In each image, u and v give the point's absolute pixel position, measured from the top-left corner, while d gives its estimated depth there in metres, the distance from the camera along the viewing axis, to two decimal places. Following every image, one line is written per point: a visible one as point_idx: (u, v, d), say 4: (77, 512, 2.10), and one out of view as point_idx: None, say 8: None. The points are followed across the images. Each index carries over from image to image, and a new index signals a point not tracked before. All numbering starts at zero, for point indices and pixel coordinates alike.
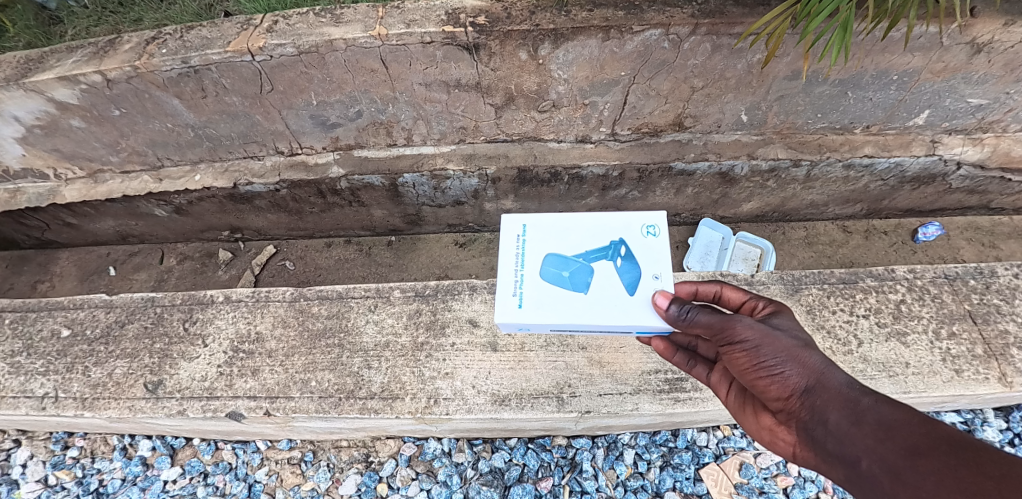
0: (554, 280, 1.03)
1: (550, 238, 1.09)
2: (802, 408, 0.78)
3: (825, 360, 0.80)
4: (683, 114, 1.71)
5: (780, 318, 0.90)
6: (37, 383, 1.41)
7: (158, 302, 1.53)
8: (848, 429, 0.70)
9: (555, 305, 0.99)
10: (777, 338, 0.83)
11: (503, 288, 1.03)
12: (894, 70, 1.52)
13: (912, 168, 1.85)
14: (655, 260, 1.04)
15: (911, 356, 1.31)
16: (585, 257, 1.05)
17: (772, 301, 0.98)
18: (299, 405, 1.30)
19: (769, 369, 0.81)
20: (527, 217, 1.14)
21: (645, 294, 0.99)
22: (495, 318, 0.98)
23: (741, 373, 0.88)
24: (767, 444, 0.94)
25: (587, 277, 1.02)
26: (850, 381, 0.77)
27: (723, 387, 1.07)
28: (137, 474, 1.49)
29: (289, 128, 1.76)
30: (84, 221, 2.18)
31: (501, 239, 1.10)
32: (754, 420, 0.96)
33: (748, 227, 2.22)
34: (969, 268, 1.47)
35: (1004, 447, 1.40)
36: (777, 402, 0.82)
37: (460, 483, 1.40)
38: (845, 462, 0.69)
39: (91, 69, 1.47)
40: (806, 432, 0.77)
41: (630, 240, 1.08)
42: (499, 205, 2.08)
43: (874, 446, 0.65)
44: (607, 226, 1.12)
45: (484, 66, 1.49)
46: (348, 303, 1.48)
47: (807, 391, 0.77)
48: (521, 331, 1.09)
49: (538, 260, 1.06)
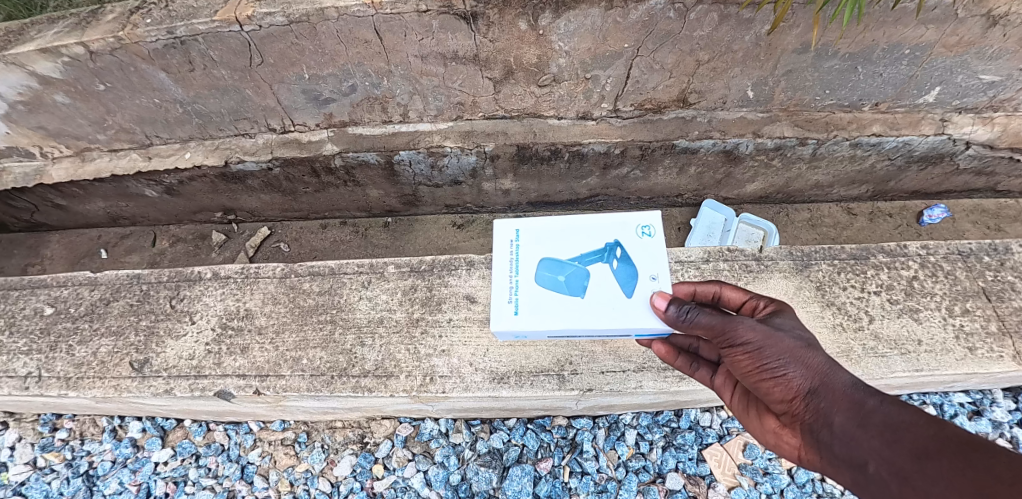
0: (549, 284, 0.98)
1: (544, 243, 1.05)
2: (807, 411, 0.75)
3: (829, 359, 0.76)
4: (688, 90, 1.65)
5: (782, 318, 0.85)
6: (20, 363, 1.37)
7: (144, 279, 1.49)
8: (854, 431, 0.68)
9: (553, 310, 0.94)
10: (780, 339, 0.78)
11: (498, 294, 0.99)
12: (906, 44, 1.46)
13: (920, 148, 1.81)
14: (653, 259, 0.99)
15: (923, 333, 1.29)
16: (580, 261, 1.00)
17: (774, 300, 0.92)
18: (290, 383, 1.27)
19: (772, 371, 0.77)
20: (521, 222, 1.10)
21: (643, 295, 0.93)
22: (491, 326, 0.94)
23: (743, 375, 0.84)
24: (773, 448, 0.92)
25: (583, 281, 0.97)
26: (855, 381, 0.74)
27: (728, 389, 1.02)
28: (127, 456, 1.46)
29: (281, 103, 1.70)
30: (72, 202, 2.11)
31: (494, 246, 1.06)
32: (759, 424, 0.93)
33: (752, 208, 2.18)
34: (984, 244, 1.43)
35: (1013, 427, 1.38)
36: (781, 405, 0.79)
37: (459, 464, 1.38)
38: (851, 465, 0.67)
39: (73, 40, 1.40)
40: (811, 434, 0.74)
41: (625, 241, 1.03)
42: (498, 185, 2.03)
43: (880, 449, 0.63)
44: (601, 227, 1.07)
45: (483, 37, 1.42)
46: (341, 279, 1.44)
47: (812, 393, 0.74)
48: (519, 338, 1.05)
49: (533, 266, 1.01)
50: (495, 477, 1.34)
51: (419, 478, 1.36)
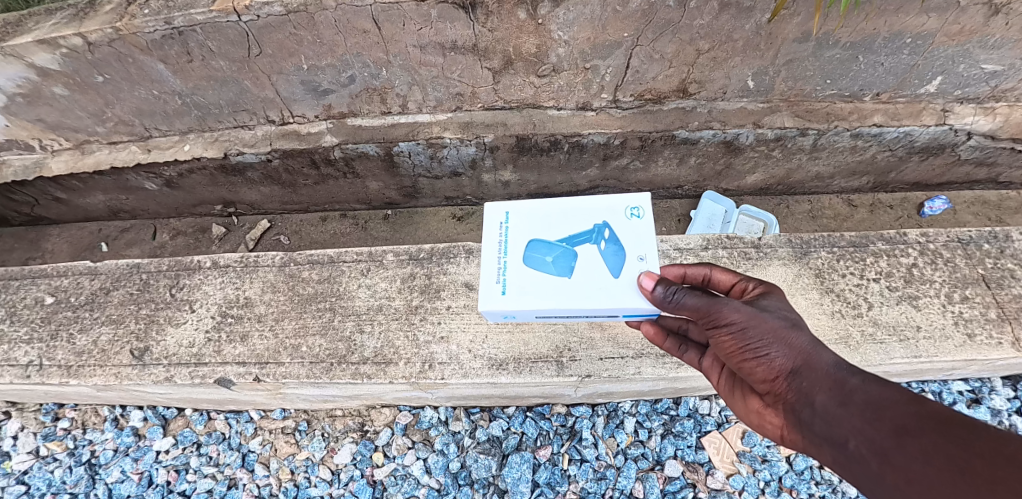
0: (537, 266, 0.98)
1: (533, 225, 1.04)
2: (790, 390, 0.75)
3: (812, 338, 0.76)
4: (688, 79, 1.64)
5: (768, 299, 0.84)
6: (21, 351, 1.38)
7: (143, 268, 1.49)
8: (836, 410, 0.68)
9: (540, 290, 0.94)
10: (765, 319, 0.78)
11: (487, 275, 0.99)
12: (908, 33, 1.45)
13: (921, 139, 1.80)
14: (641, 240, 0.98)
15: (922, 320, 1.29)
16: (568, 242, 1.00)
17: (763, 282, 0.91)
18: (290, 370, 1.28)
19: (755, 351, 0.78)
20: (511, 205, 1.09)
21: (630, 276, 0.93)
22: (479, 306, 0.94)
23: (728, 355, 0.84)
24: (756, 428, 0.93)
25: (570, 262, 0.97)
26: (838, 360, 0.74)
27: (715, 372, 1.03)
28: (129, 444, 1.47)
29: (280, 95, 1.69)
30: (72, 195, 2.12)
31: (483, 228, 1.06)
32: (744, 404, 0.94)
33: (752, 200, 2.18)
34: (984, 232, 1.43)
35: (1011, 415, 1.39)
36: (764, 384, 0.80)
37: (458, 451, 1.38)
38: (832, 443, 0.68)
39: (71, 31, 1.39)
40: (794, 414, 0.75)
41: (614, 223, 1.02)
42: (498, 177, 2.02)
43: (861, 426, 0.63)
44: (591, 209, 1.06)
45: (481, 26, 1.42)
46: (339, 267, 1.44)
47: (794, 373, 0.74)
48: (509, 320, 1.05)
49: (522, 247, 1.01)
50: (495, 464, 1.35)
51: (419, 466, 1.37)
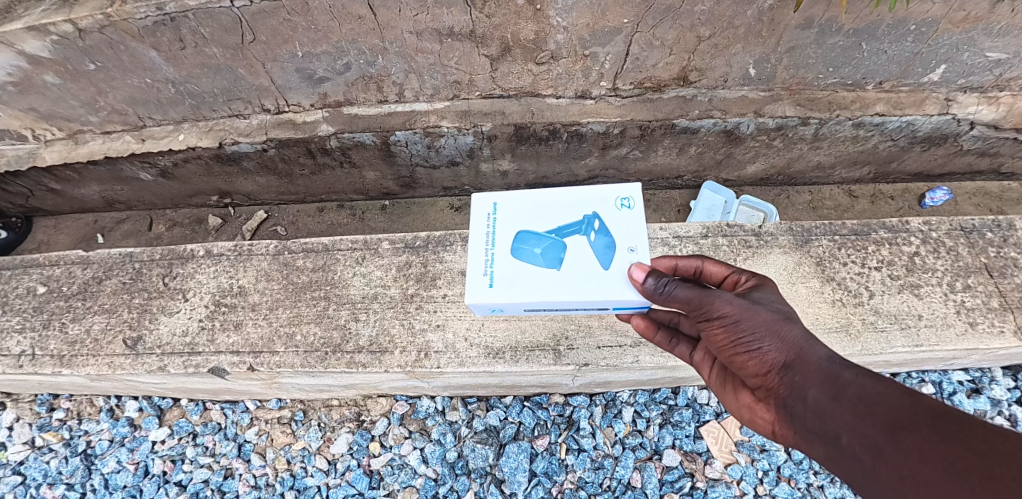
0: (526, 257, 0.96)
1: (522, 215, 1.03)
2: (782, 385, 0.74)
3: (805, 332, 0.75)
4: (688, 67, 1.62)
5: (761, 291, 0.83)
6: (14, 341, 1.37)
7: (136, 258, 1.47)
8: (828, 405, 0.67)
9: (528, 282, 0.93)
10: (757, 312, 0.76)
11: (474, 268, 0.97)
12: (912, 20, 1.42)
13: (923, 128, 1.78)
14: (631, 232, 0.97)
15: (924, 309, 1.28)
16: (557, 233, 0.98)
17: (757, 273, 0.90)
18: (284, 359, 1.27)
19: (747, 345, 0.77)
20: (499, 196, 1.07)
21: (621, 267, 0.92)
22: (466, 299, 0.93)
23: (719, 348, 0.83)
24: (747, 422, 0.93)
25: (559, 253, 0.96)
26: (831, 354, 0.73)
27: (707, 365, 1.03)
28: (125, 435, 1.46)
29: (275, 83, 1.67)
30: (67, 186, 2.09)
31: (471, 220, 1.04)
32: (735, 398, 0.94)
33: (751, 190, 2.17)
34: (987, 220, 1.41)
35: (1011, 405, 1.39)
36: (755, 378, 0.79)
37: (455, 441, 1.38)
38: (824, 439, 0.67)
39: (60, 17, 1.35)
40: (785, 408, 0.74)
41: (604, 214, 1.00)
42: (496, 166, 2.00)
43: (853, 422, 0.62)
44: (581, 200, 1.04)
45: (479, 12, 1.39)
46: (335, 256, 1.42)
47: (787, 367, 0.73)
48: (497, 313, 1.04)
49: (510, 239, 0.99)
50: (492, 454, 1.35)
51: (416, 455, 1.37)
